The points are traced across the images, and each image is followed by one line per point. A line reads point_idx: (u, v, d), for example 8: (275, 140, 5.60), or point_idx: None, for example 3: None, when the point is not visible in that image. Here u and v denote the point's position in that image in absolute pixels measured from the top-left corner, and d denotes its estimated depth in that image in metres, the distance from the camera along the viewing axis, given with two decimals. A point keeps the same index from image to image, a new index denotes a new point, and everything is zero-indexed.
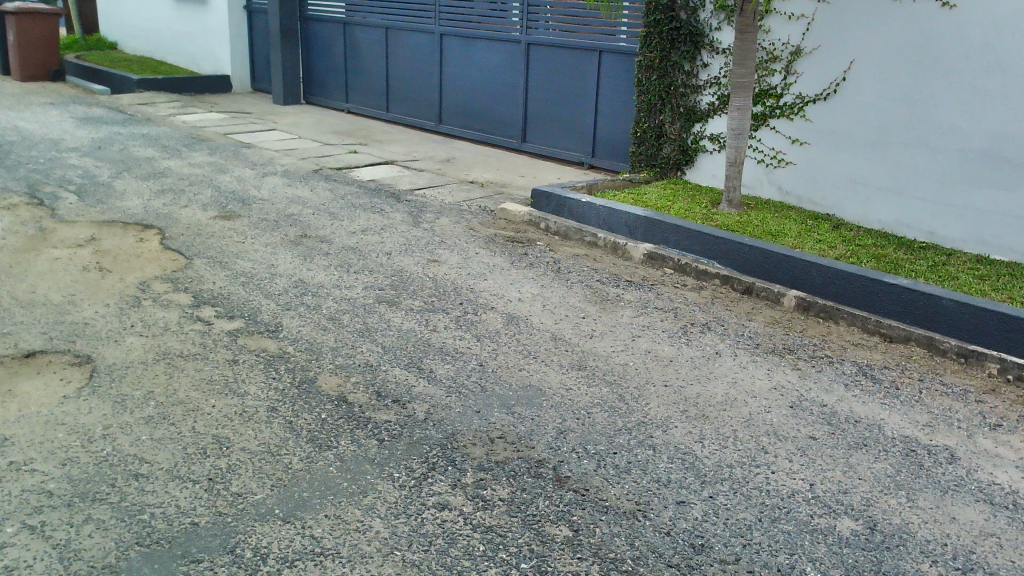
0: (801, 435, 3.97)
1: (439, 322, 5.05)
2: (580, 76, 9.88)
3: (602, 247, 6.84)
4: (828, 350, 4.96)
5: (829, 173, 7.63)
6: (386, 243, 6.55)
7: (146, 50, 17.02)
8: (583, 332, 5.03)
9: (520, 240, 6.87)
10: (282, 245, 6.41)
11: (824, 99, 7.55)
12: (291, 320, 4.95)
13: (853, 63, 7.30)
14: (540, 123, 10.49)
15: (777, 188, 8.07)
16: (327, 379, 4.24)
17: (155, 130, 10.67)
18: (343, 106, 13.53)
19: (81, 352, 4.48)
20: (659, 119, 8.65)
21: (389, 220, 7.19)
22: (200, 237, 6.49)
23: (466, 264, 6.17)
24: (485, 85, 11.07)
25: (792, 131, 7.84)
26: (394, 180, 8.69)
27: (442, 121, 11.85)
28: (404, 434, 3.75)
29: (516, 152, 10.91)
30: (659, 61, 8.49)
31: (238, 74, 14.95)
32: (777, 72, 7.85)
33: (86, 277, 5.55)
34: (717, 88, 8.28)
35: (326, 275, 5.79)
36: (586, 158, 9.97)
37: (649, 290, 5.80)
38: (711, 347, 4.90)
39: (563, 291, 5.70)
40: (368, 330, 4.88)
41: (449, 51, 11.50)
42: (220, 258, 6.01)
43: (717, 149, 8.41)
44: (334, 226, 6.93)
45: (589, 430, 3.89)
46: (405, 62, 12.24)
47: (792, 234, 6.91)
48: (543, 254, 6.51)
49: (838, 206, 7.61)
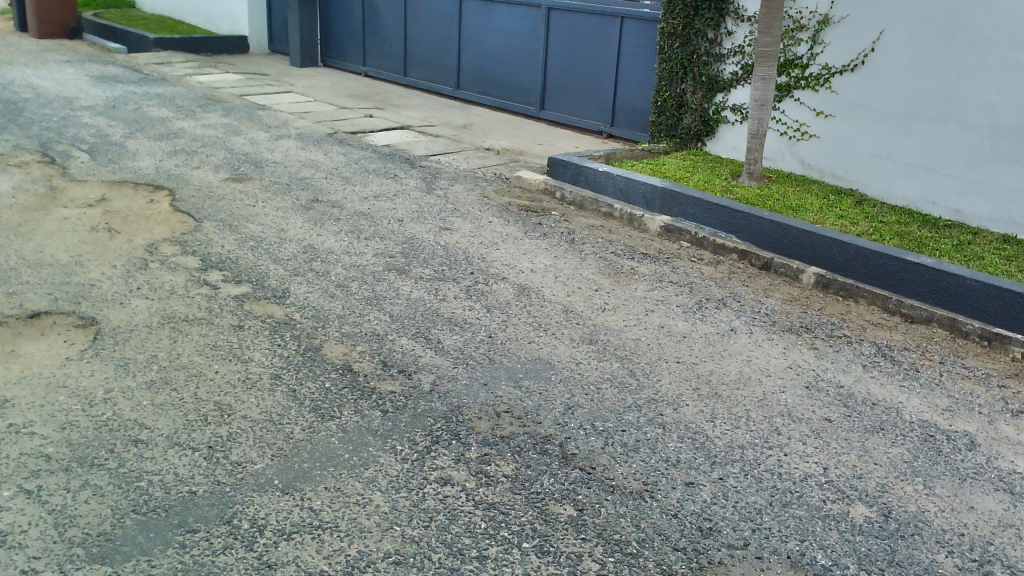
0: (816, 417, 3.86)
1: (448, 292, 4.96)
2: (600, 42, 9.67)
3: (618, 218, 6.69)
4: (846, 329, 4.82)
5: (854, 147, 7.42)
6: (399, 209, 6.45)
7: (163, 8, 16.86)
8: (595, 305, 4.93)
9: (535, 210, 6.74)
10: (293, 209, 6.32)
11: (851, 71, 7.32)
12: (299, 286, 4.87)
13: (883, 33, 7.06)
14: (559, 90, 10.30)
15: (799, 161, 7.85)
16: (332, 347, 4.17)
17: (171, 89, 10.58)
18: (361, 69, 13.35)
19: (86, 314, 4.43)
20: (680, 88, 8.45)
21: (402, 185, 7.08)
22: (211, 199, 6.41)
23: (478, 232, 6.07)
24: (504, 50, 10.88)
25: (817, 103, 7.61)
26: (409, 146, 8.57)
27: (459, 86, 11.68)
28: (408, 406, 3.67)
29: (533, 120, 10.75)
30: (682, 28, 8.27)
31: (256, 35, 14.79)
32: (804, 41, 7.60)
33: (95, 238, 5.49)
34: (741, 57, 8.05)
35: (336, 240, 5.70)
36: (604, 128, 9.80)
37: (664, 264, 5.67)
38: (726, 324, 4.78)
39: (576, 262, 5.58)
40: (375, 298, 4.80)
41: (468, 14, 11.29)
42: (230, 221, 5.94)
43: (740, 120, 8.20)
44: (346, 191, 6.83)
45: (598, 406, 3.80)
46: (423, 26, 12.05)
47: (812, 210, 6.79)
48: (558, 224, 6.38)
49: (862, 181, 7.41)
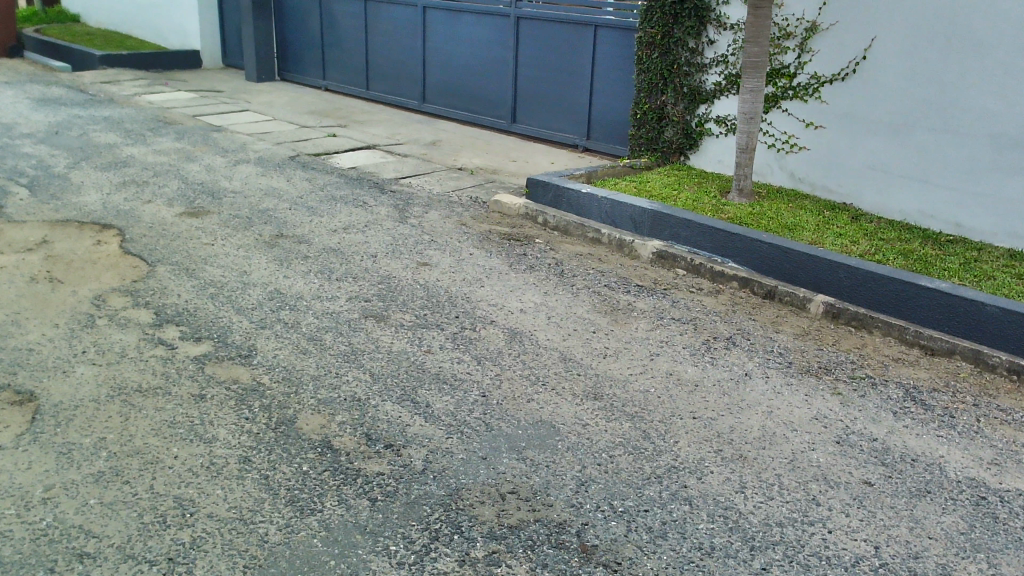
0: (854, 480, 3.47)
1: (433, 342, 4.49)
2: (573, 52, 9.27)
3: (606, 244, 6.27)
4: (868, 369, 4.44)
5: (846, 159, 7.10)
6: (371, 243, 5.96)
7: (109, 23, 16.14)
8: (595, 351, 4.50)
9: (517, 238, 6.30)
10: (256, 247, 5.81)
11: (841, 80, 6.99)
12: (266, 342, 4.37)
13: (874, 40, 6.73)
14: (531, 103, 9.88)
15: (788, 174, 7.51)
16: (308, 418, 3.68)
17: (119, 112, 9.96)
18: (320, 83, 12.81)
19: (23, 387, 3.89)
20: (661, 100, 8.07)
21: (373, 215, 6.59)
22: (165, 238, 5.88)
23: (459, 267, 5.60)
24: (471, 62, 10.43)
25: (806, 114, 7.28)
26: (377, 168, 8.07)
27: (425, 100, 11.20)
28: (399, 492, 3.21)
29: (504, 134, 10.32)
30: (660, 37, 7.89)
31: (208, 49, 14.16)
32: (791, 49, 7.26)
33: (34, 290, 4.94)
34: (724, 66, 7.68)
35: (304, 283, 5.21)
36: (580, 141, 9.40)
37: (663, 297, 5.26)
38: (739, 367, 4.38)
39: (569, 299, 5.14)
40: (352, 352, 4.32)
41: (433, 25, 10.82)
42: (187, 264, 5.42)
43: (724, 132, 7.84)
44: (312, 223, 6.33)
45: (614, 480, 3.36)
46: (385, 37, 11.55)
47: (809, 229, 6.44)
48: (543, 253, 5.94)
49: (856, 194, 7.09)
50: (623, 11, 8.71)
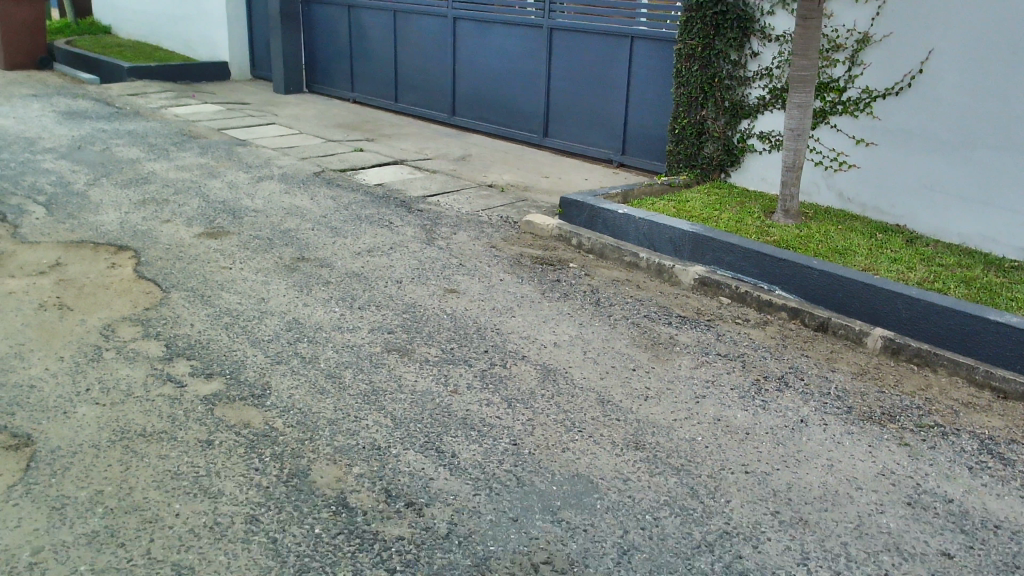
0: (931, 551, 3.08)
1: (459, 380, 4.16)
2: (608, 64, 8.94)
3: (644, 269, 5.91)
4: (937, 415, 4.04)
5: (900, 178, 6.67)
6: (396, 267, 5.66)
7: (140, 34, 16.09)
8: (635, 392, 4.14)
9: (550, 261, 5.96)
10: (276, 271, 5.53)
11: (895, 94, 6.57)
12: (281, 380, 4.08)
13: (931, 53, 6.32)
14: (563, 117, 9.55)
15: (836, 194, 7.09)
16: (322, 470, 3.37)
17: (143, 125, 9.78)
18: (349, 95, 12.59)
19: (20, 429, 3.62)
20: (700, 115, 7.70)
21: (399, 236, 6.30)
22: (181, 261, 5.62)
23: (489, 294, 5.28)
24: (503, 74, 10.14)
25: (856, 130, 6.86)
26: (404, 185, 7.79)
27: (455, 112, 10.92)
28: (421, 561, 2.88)
29: (536, 148, 10.00)
30: (701, 49, 7.53)
31: (237, 60, 14.03)
32: (840, 61, 6.84)
33: (42, 318, 4.69)
34: (768, 79, 7.31)
35: (325, 312, 4.91)
36: (615, 156, 9.06)
37: (707, 330, 4.89)
38: (793, 413, 4.00)
39: (606, 332, 4.79)
40: (373, 392, 4.01)
41: (463, 36, 10.55)
42: (203, 290, 5.15)
43: (768, 149, 7.45)
44: (336, 245, 6.05)
45: (660, 549, 3.01)
46: (414, 49, 11.31)
47: (862, 254, 6.04)
48: (577, 279, 5.60)
49: (910, 216, 6.66)
50: (658, 21, 8.39)
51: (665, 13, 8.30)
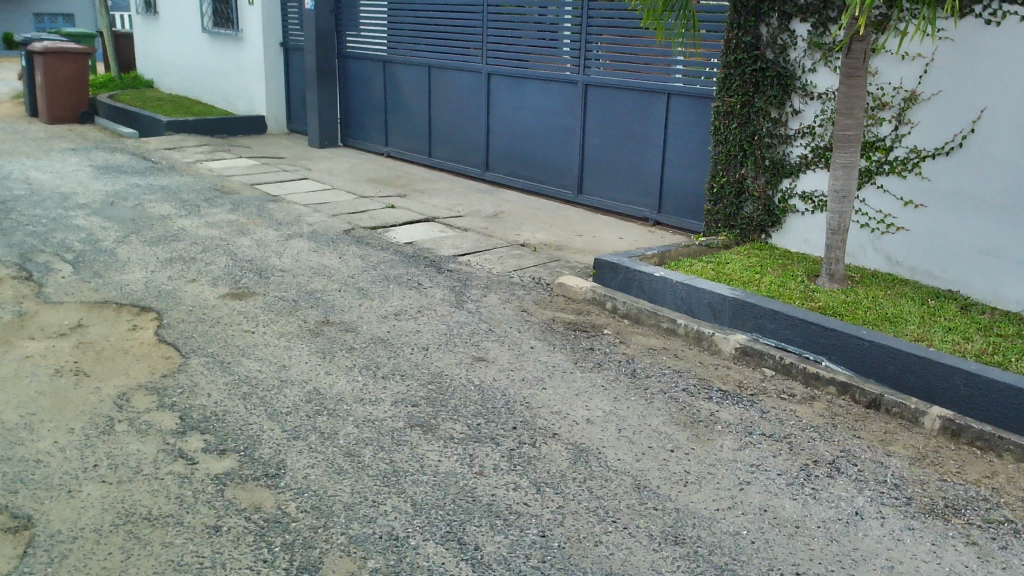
0: None
1: (486, 460, 3.91)
2: (644, 120, 8.78)
3: (682, 336, 5.64)
4: (1006, 509, 3.70)
5: (952, 241, 6.36)
6: (423, 332, 5.47)
7: (181, 89, 16.36)
8: (674, 477, 3.86)
9: (583, 327, 5.72)
10: (299, 335, 5.35)
11: (945, 154, 6.30)
12: (297, 458, 3.86)
13: (984, 111, 6.04)
14: (598, 173, 9.39)
15: (884, 257, 6.78)
16: (335, 564, 3.13)
17: (177, 180, 9.79)
18: (382, 149, 12.58)
19: (21, 510, 3.43)
20: (739, 173, 7.48)
21: (427, 299, 6.11)
22: (203, 324, 5.47)
23: (518, 363, 5.05)
24: (537, 130, 10.04)
25: (904, 191, 6.58)
26: (435, 243, 7.64)
27: (488, 168, 10.82)
28: None
29: (569, 205, 9.83)
30: (740, 106, 7.34)
31: (274, 114, 14.14)
32: (885, 120, 6.58)
33: (57, 385, 4.54)
34: (810, 138, 7.07)
35: (347, 381, 4.71)
36: (650, 214, 8.84)
37: (751, 406, 4.59)
38: (847, 504, 3.69)
39: (641, 407, 4.52)
40: (393, 473, 3.77)
41: (497, 91, 10.49)
42: (223, 356, 4.98)
43: (810, 209, 7.19)
44: (362, 308, 5.87)
45: None
46: (448, 104, 11.27)
47: (913, 322, 5.72)
48: (612, 347, 5.34)
49: (964, 281, 6.33)
50: (693, 77, 8.22)
51: (700, 69, 8.13)
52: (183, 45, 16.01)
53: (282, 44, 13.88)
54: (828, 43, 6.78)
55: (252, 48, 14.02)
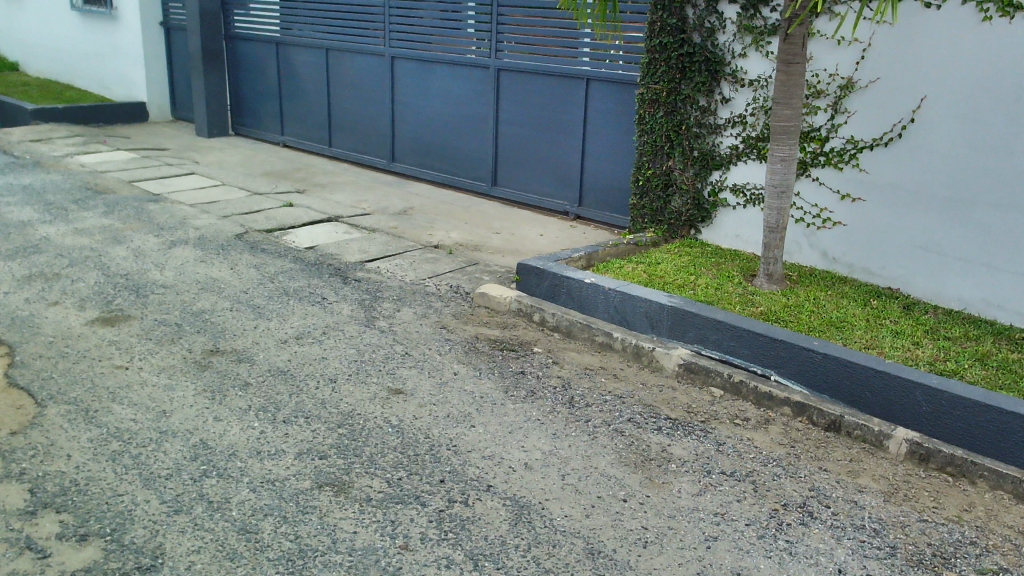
0: None
1: (411, 529, 3.29)
2: (562, 108, 8.23)
3: (620, 351, 5.14)
4: (997, 554, 3.32)
5: (891, 237, 6.07)
6: (330, 360, 4.78)
7: (49, 72, 14.90)
8: (631, 537, 3.32)
9: (511, 345, 5.14)
10: (182, 370, 4.58)
11: (883, 146, 5.98)
12: (177, 540, 3.15)
13: (924, 100, 5.73)
14: (513, 165, 8.81)
15: (820, 253, 6.46)
16: None
17: (42, 179, 8.69)
18: (278, 138, 11.66)
19: None
20: (666, 165, 7.03)
21: (333, 317, 5.41)
22: (64, 360, 4.63)
23: (441, 394, 4.43)
24: (446, 117, 9.37)
25: (840, 184, 6.25)
26: (340, 248, 6.90)
27: (394, 159, 10.09)
28: None
29: (483, 198, 9.22)
30: (666, 93, 6.87)
31: (156, 100, 12.98)
32: (821, 109, 6.22)
33: None
34: (741, 127, 6.66)
35: (241, 428, 3.99)
36: (571, 208, 8.33)
37: (704, 437, 4.11)
38: (828, 560, 3.23)
39: (585, 445, 3.98)
40: (299, 554, 3.11)
41: (402, 76, 9.75)
42: (88, 402, 4.18)
43: (741, 203, 6.80)
44: (258, 331, 5.13)
45: None
46: (349, 90, 10.46)
47: (859, 327, 5.38)
48: (545, 370, 4.78)
49: (903, 278, 6.05)
50: (601, 60, 7.79)
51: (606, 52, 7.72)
52: (50, 23, 14.56)
53: (162, 23, 12.71)
54: (759, 26, 6.37)
55: (128, 27, 12.79)
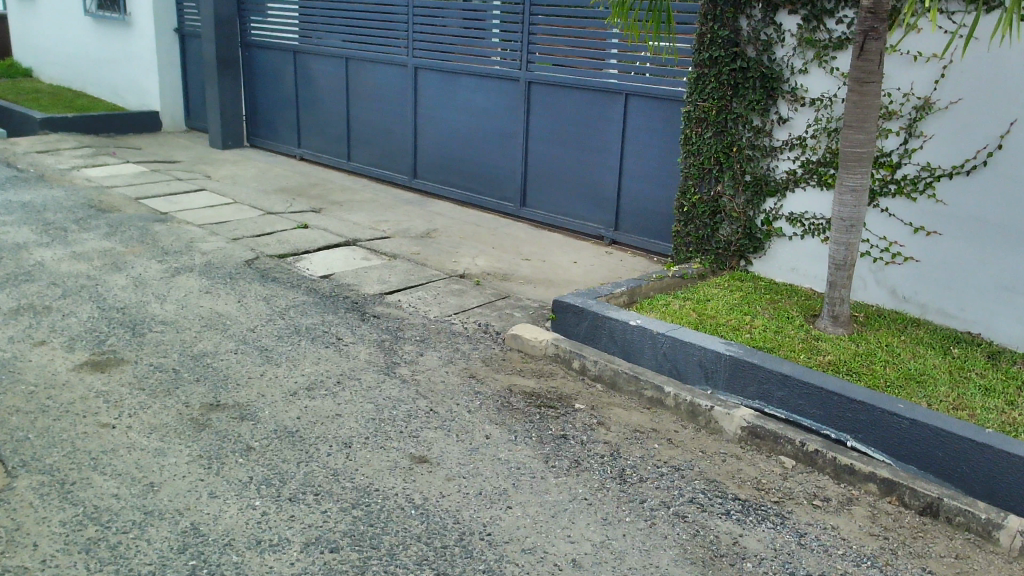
0: None
1: None
2: (597, 125, 7.64)
3: (672, 408, 4.53)
4: None
5: (971, 276, 5.43)
6: (343, 417, 4.20)
7: (63, 78, 14.47)
8: None
9: (549, 399, 4.54)
10: (176, 429, 4.02)
11: (964, 174, 5.35)
12: None
13: (1014, 125, 5.09)
14: (543, 185, 8.23)
15: (888, 291, 5.82)
16: None
17: (44, 195, 8.19)
18: (295, 151, 11.14)
19: None
20: (714, 190, 6.42)
21: (349, 362, 4.84)
22: (43, 415, 4.07)
23: (472, 463, 3.84)
24: (472, 132, 8.80)
25: (914, 215, 5.62)
26: (358, 277, 6.34)
27: (416, 175, 9.54)
28: None
29: (511, 218, 8.64)
30: (715, 112, 6.26)
31: (169, 109, 12.51)
32: (892, 132, 5.59)
33: None
34: (800, 150, 6.04)
35: (239, 508, 3.42)
36: (606, 232, 7.73)
37: (781, 525, 3.50)
38: None
39: (641, 535, 3.38)
40: None
41: (425, 88, 9.20)
42: (64, 471, 3.62)
43: (798, 233, 6.18)
44: (264, 380, 4.56)
45: None
46: (369, 101, 9.92)
47: (943, 382, 4.75)
48: (589, 433, 4.18)
49: (985, 322, 5.40)
50: (628, 63, 7.28)
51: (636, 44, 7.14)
52: (64, 29, 14.13)
53: (177, 30, 12.24)
54: (823, 40, 5.76)
55: (142, 33, 12.33)
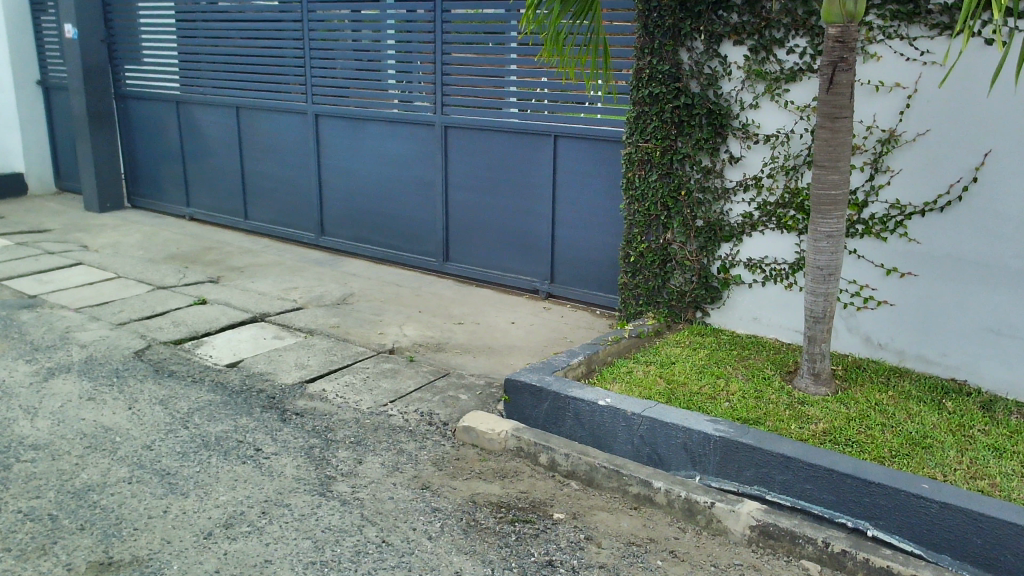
0: None
1: None
2: (524, 170, 7.02)
3: (665, 507, 3.89)
4: None
5: (951, 319, 5.02)
6: (274, 563, 3.37)
7: None
8: None
9: (521, 510, 3.82)
10: None
11: (937, 211, 4.96)
12: None
13: (989, 156, 4.73)
14: (468, 237, 7.54)
15: (862, 339, 5.37)
16: None
17: None
18: (184, 211, 10.10)
19: None
20: (663, 237, 5.87)
21: (273, 482, 3.99)
22: None
23: None
24: (384, 183, 8.05)
25: (885, 256, 5.20)
26: (270, 362, 5.47)
27: (324, 231, 8.69)
28: None
29: (434, 274, 7.90)
30: (659, 152, 5.73)
31: (35, 170, 11.22)
32: (856, 168, 5.17)
33: None
34: (755, 191, 5.56)
35: None
36: (541, 286, 7.10)
37: None
38: None
39: None
40: None
41: (328, 136, 8.40)
42: None
43: (759, 280, 5.69)
44: (169, 518, 3.67)
45: None
46: (265, 153, 9.03)
47: (948, 444, 4.27)
48: (579, 554, 3.49)
49: (970, 368, 4.99)
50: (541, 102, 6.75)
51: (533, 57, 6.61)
52: None
53: (40, 82, 11.03)
54: (774, 72, 5.31)
55: None
